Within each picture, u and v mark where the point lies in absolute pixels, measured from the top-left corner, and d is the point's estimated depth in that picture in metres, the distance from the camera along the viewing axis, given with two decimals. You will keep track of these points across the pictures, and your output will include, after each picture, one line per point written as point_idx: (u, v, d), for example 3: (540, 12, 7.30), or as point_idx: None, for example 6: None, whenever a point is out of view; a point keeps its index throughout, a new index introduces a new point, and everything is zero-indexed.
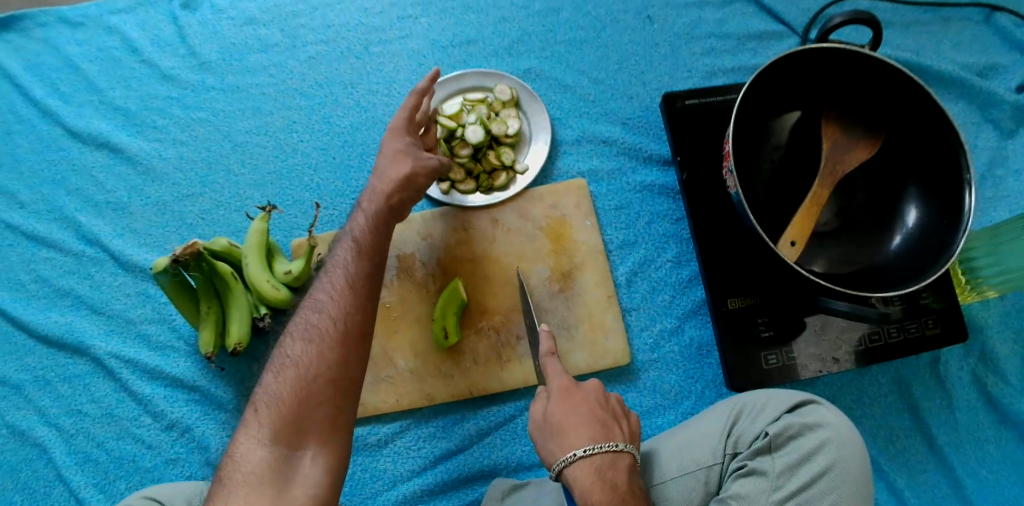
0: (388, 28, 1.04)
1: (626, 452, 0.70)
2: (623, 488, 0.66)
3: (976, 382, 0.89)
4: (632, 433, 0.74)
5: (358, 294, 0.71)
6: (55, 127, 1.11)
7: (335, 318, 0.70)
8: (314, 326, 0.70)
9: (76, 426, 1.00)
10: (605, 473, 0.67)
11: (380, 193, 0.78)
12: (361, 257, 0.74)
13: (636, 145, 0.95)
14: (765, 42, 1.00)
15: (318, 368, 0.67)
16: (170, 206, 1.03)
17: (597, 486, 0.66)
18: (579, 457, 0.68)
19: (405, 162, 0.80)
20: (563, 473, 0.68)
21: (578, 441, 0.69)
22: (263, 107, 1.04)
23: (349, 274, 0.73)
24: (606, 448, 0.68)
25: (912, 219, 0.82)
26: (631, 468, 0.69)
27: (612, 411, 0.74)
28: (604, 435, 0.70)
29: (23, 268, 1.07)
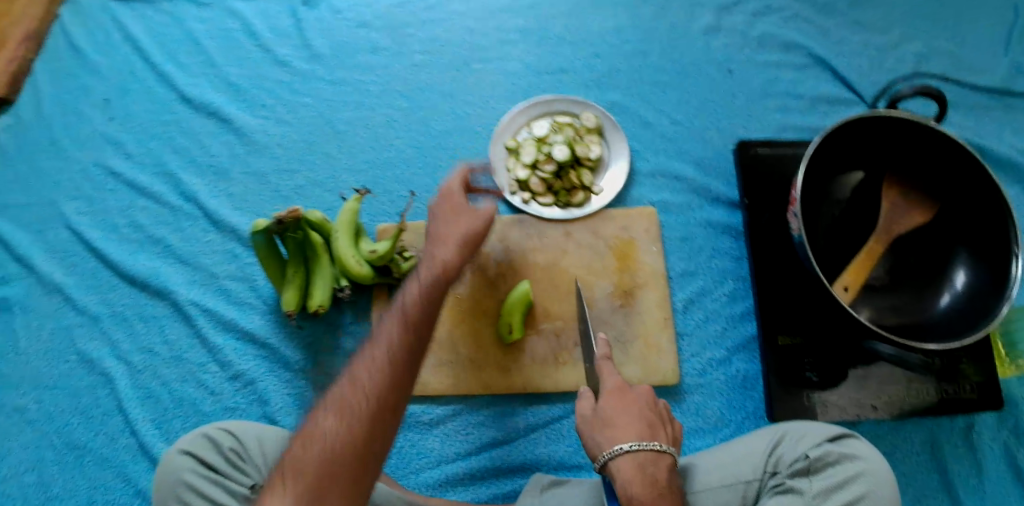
0: (490, 48, 1.14)
1: (669, 454, 0.73)
2: (662, 485, 0.69)
3: (1006, 455, 0.93)
4: (676, 439, 0.77)
5: (398, 372, 0.66)
6: (171, 91, 1.21)
7: (371, 394, 0.65)
8: (347, 402, 0.64)
9: (145, 363, 1.07)
10: (647, 468, 0.70)
11: (437, 262, 0.76)
12: (409, 329, 0.69)
13: (706, 185, 1.03)
14: (836, 107, 1.08)
15: (345, 443, 0.62)
16: (268, 178, 1.12)
17: (638, 480, 0.69)
18: (626, 451, 0.71)
19: (460, 231, 0.79)
20: (608, 464, 0.71)
21: (626, 435, 0.73)
22: (366, 102, 1.14)
23: (393, 343, 0.68)
24: (652, 445, 0.72)
25: (961, 282, 0.88)
26: (671, 468, 0.72)
27: (660, 415, 0.77)
28: (650, 434, 0.73)
29: (120, 213, 1.16)
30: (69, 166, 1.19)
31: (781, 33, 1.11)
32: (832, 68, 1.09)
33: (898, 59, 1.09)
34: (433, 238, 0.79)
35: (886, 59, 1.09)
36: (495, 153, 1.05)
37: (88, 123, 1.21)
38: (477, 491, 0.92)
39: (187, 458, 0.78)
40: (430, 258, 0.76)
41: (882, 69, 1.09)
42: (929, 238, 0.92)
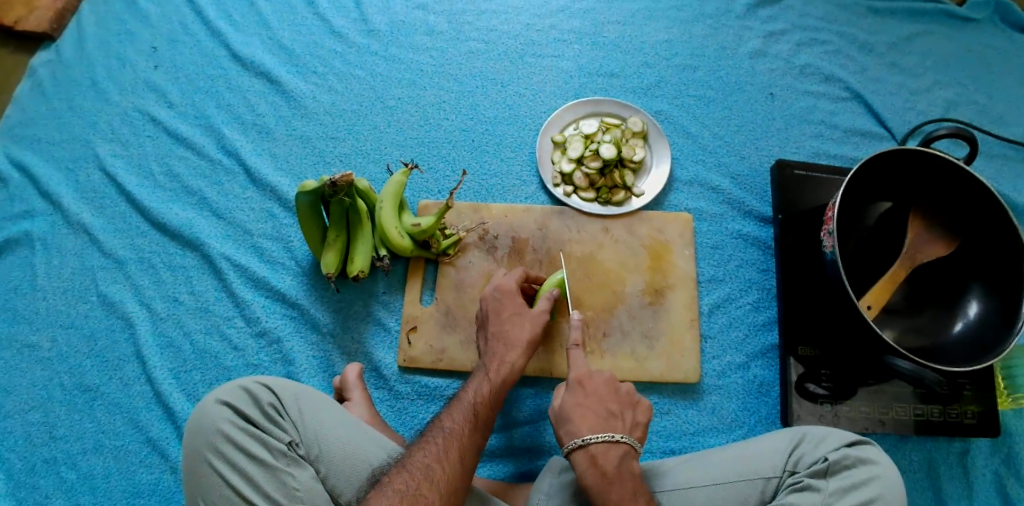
0: (544, 45, 1.18)
1: (623, 442, 0.78)
2: (611, 472, 0.76)
3: (997, 483, 0.97)
4: (640, 426, 0.82)
5: (466, 471, 0.76)
6: (220, 48, 1.22)
7: (442, 489, 0.73)
8: (421, 492, 0.72)
9: (168, 311, 1.06)
10: (597, 460, 0.76)
11: (506, 362, 0.88)
12: (489, 398, 0.84)
13: (740, 198, 1.07)
14: (867, 140, 1.13)
15: (441, 473, 0.74)
16: (313, 142, 1.14)
17: (591, 471, 0.76)
18: (581, 444, 0.77)
19: (523, 323, 0.91)
20: (571, 456, 0.78)
21: (582, 429, 0.79)
22: (418, 81, 1.16)
23: (462, 440, 0.78)
24: (604, 438, 0.77)
25: (973, 313, 0.93)
26: (622, 455, 0.77)
27: (622, 402, 0.83)
28: (605, 427, 0.79)
29: (157, 160, 1.15)
30: (108, 108, 1.19)
31: (821, 65, 1.18)
32: (866, 103, 1.16)
33: (930, 102, 1.16)
34: (501, 338, 0.90)
35: (918, 101, 1.16)
36: (542, 144, 1.09)
37: (132, 69, 1.21)
38: (496, 467, 0.95)
39: (225, 409, 0.75)
40: (495, 358, 0.88)
41: (912, 110, 1.16)
42: (947, 270, 0.97)
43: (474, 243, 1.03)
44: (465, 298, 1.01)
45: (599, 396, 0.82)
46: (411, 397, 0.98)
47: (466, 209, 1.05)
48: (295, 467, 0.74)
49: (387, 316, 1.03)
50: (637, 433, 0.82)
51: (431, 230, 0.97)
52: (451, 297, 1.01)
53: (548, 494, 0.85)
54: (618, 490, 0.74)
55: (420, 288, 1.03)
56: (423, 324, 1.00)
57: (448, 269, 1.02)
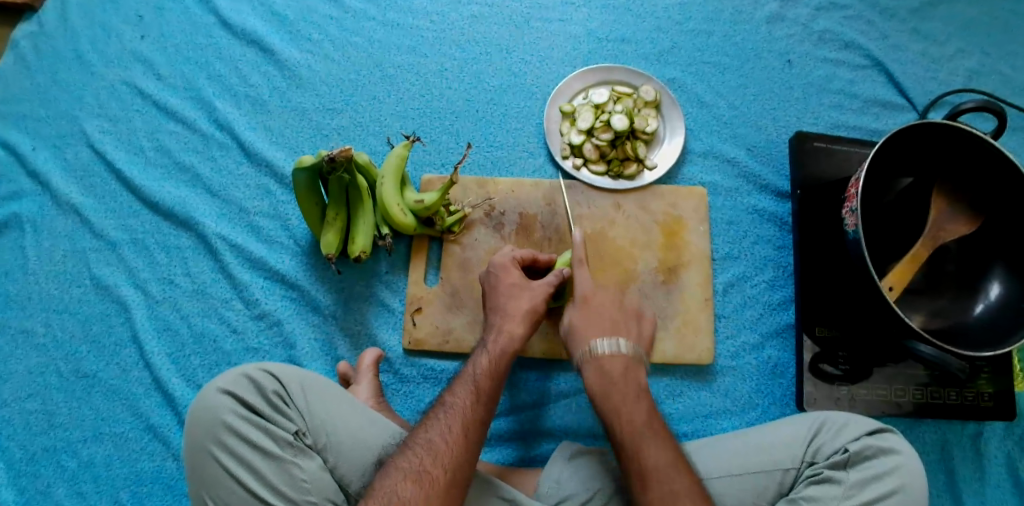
0: (552, 8, 1.11)
1: (629, 350, 0.81)
2: (616, 377, 0.79)
3: (1010, 464, 0.97)
4: (647, 338, 0.84)
5: (473, 442, 0.74)
6: (209, 14, 1.14)
7: (446, 461, 0.72)
8: (426, 468, 0.71)
9: (164, 294, 1.03)
10: (603, 365, 0.80)
11: (507, 334, 0.84)
12: (492, 370, 0.81)
13: (756, 172, 1.03)
14: (887, 111, 1.09)
15: (445, 448, 0.73)
16: (309, 114, 1.08)
17: (596, 376, 0.80)
18: (590, 353, 0.80)
19: (523, 299, 0.88)
20: (580, 364, 0.81)
21: (595, 337, 0.82)
22: (419, 47, 1.10)
23: (465, 414, 0.76)
24: (612, 345, 0.80)
25: (994, 294, 0.91)
26: (628, 365, 0.80)
27: (629, 311, 0.85)
28: (614, 335, 0.82)
29: (146, 135, 1.10)
30: (93, 82, 1.12)
31: (841, 31, 1.12)
32: (887, 72, 1.11)
33: (952, 71, 1.11)
34: (498, 311, 0.87)
35: (941, 69, 1.11)
36: (550, 114, 1.04)
37: (116, 39, 1.13)
38: (504, 451, 0.94)
39: (227, 398, 0.73)
40: (497, 330, 0.85)
41: (935, 79, 1.11)
42: (968, 250, 0.94)
43: (480, 220, 0.99)
44: (472, 278, 0.97)
45: (605, 306, 0.85)
46: (418, 381, 0.96)
47: (472, 185, 1.00)
48: (302, 458, 0.73)
49: (391, 297, 0.99)
50: (645, 344, 0.84)
51: (434, 206, 0.93)
52: (458, 277, 0.97)
53: (561, 482, 0.83)
54: (620, 393, 0.77)
55: (424, 268, 0.99)
56: (428, 305, 0.97)
57: (453, 248, 0.98)
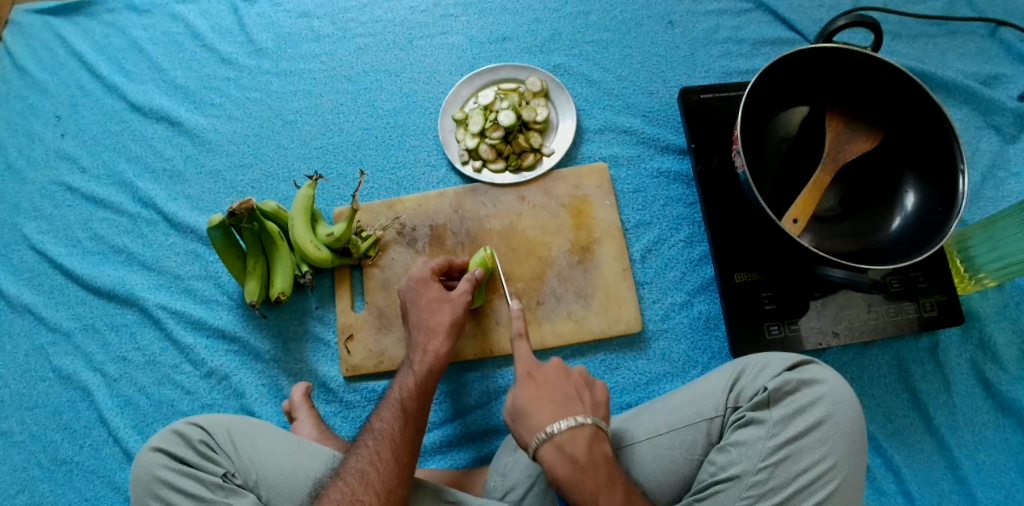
0: (432, 24, 1.14)
1: (588, 424, 0.73)
2: (584, 461, 0.71)
3: (975, 371, 0.94)
4: (602, 404, 0.78)
5: (403, 464, 0.76)
6: (119, 101, 1.20)
7: (382, 489, 0.73)
8: (358, 497, 0.72)
9: (120, 372, 1.08)
10: (565, 449, 0.72)
11: (429, 352, 0.86)
12: (416, 391, 0.83)
13: (654, 135, 1.04)
14: (778, 48, 1.09)
15: (373, 475, 0.74)
16: (223, 174, 1.13)
17: (563, 464, 0.71)
18: (547, 438, 0.73)
19: (439, 311, 0.89)
20: (538, 453, 0.73)
21: (544, 420, 0.74)
22: (314, 89, 1.14)
23: (393, 438, 0.78)
24: (567, 425, 0.72)
25: (911, 203, 0.89)
26: (591, 437, 0.73)
27: (577, 384, 0.78)
28: (566, 412, 0.74)
29: (81, 227, 1.15)
30: (25, 188, 1.18)
31: None
32: (771, 10, 1.10)
33: None
34: (420, 326, 0.88)
35: None
36: (444, 125, 1.06)
37: (40, 142, 1.20)
38: (456, 456, 0.94)
39: (159, 454, 0.78)
40: (419, 348, 0.87)
41: (821, 6, 1.10)
42: (876, 165, 0.92)
43: (394, 239, 1.01)
44: (394, 296, 1.01)
45: (553, 383, 0.78)
46: (362, 404, 0.99)
47: (380, 207, 1.03)
48: (233, 497, 0.76)
49: (325, 330, 1.03)
50: (600, 410, 0.77)
51: (345, 237, 0.96)
52: (382, 298, 1.01)
53: (506, 475, 0.85)
54: (593, 480, 0.70)
55: (350, 296, 1.02)
56: (360, 331, 1.00)
57: (373, 271, 1.01)
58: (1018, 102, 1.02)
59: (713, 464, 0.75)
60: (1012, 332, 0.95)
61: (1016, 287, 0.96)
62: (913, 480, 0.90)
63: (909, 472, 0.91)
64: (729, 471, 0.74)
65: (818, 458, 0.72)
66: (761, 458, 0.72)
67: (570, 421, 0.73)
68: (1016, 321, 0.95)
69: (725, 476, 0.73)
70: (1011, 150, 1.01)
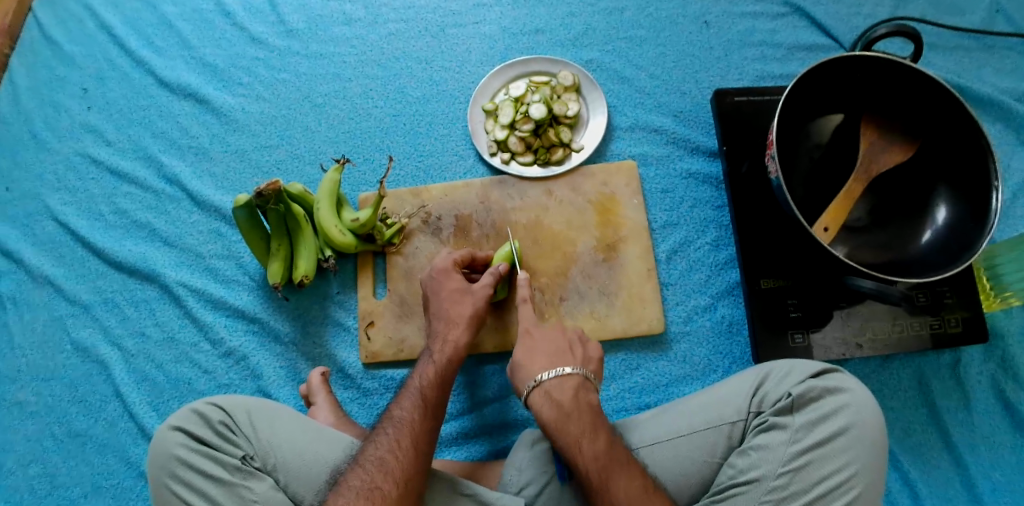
0: (464, 13, 1.14)
1: (576, 375, 0.78)
2: (569, 406, 0.75)
3: (996, 390, 0.94)
4: (595, 360, 0.82)
5: (423, 454, 0.75)
6: (147, 76, 1.20)
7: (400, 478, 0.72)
8: (377, 485, 0.71)
9: (138, 347, 1.08)
10: (552, 394, 0.76)
11: (450, 343, 0.86)
12: (436, 381, 0.82)
13: (685, 136, 1.03)
14: (813, 54, 1.08)
15: (392, 464, 0.73)
16: (248, 154, 1.12)
17: (548, 406, 0.76)
18: (536, 384, 0.77)
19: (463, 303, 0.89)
20: (529, 399, 0.78)
21: (536, 368, 0.79)
22: (343, 73, 1.14)
23: (413, 427, 0.77)
24: (555, 372, 0.77)
25: (942, 217, 0.89)
26: (577, 387, 0.77)
27: (570, 341, 0.83)
28: (556, 361, 0.79)
29: (104, 201, 1.15)
30: (51, 158, 1.18)
31: None
32: (807, 15, 1.09)
33: (876, 3, 1.10)
34: (441, 317, 0.88)
35: (864, 4, 1.09)
36: (473, 115, 1.05)
37: (67, 114, 1.20)
38: (471, 449, 0.95)
39: (178, 433, 0.78)
40: (440, 338, 0.87)
41: (859, 13, 1.09)
42: (909, 177, 0.91)
43: (419, 228, 1.01)
44: (416, 284, 1.00)
45: (550, 339, 0.82)
46: (380, 392, 0.99)
47: (406, 195, 1.03)
48: (252, 480, 0.76)
49: (345, 316, 1.03)
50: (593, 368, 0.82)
51: (370, 223, 0.96)
52: (404, 286, 1.00)
53: (521, 469, 0.85)
54: (577, 423, 0.73)
55: (372, 282, 1.02)
56: (380, 318, 1.00)
57: (396, 259, 1.01)
58: None
59: (733, 467, 0.75)
60: None
61: None
62: (929, 497, 0.90)
63: (926, 488, 0.90)
64: (749, 474, 0.73)
65: (839, 466, 0.71)
66: (781, 463, 0.72)
67: (558, 367, 0.78)
68: None
69: (744, 480, 0.73)
70: None
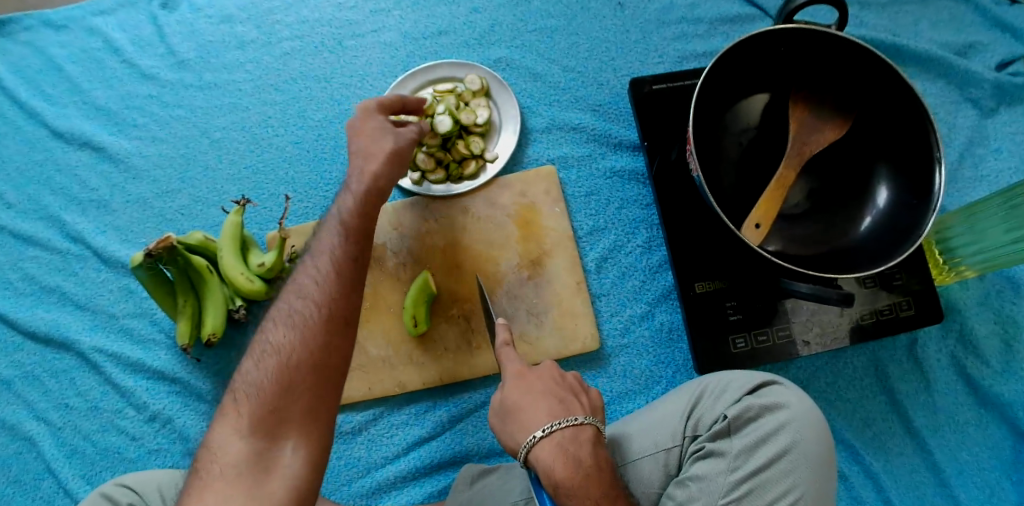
0: (361, 22, 1.05)
1: (590, 424, 0.66)
2: (589, 465, 0.64)
3: (956, 366, 0.88)
4: (598, 408, 0.71)
5: (346, 284, 0.68)
6: (40, 127, 1.12)
7: (320, 313, 0.66)
8: (296, 312, 0.66)
9: (64, 419, 1.02)
10: (568, 449, 0.64)
11: (365, 175, 0.75)
12: (360, 215, 0.73)
13: (605, 131, 0.96)
14: (736, 26, 0.99)
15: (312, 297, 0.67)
16: (151, 202, 1.06)
17: (564, 463, 0.63)
18: (539, 437, 0.64)
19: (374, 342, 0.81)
20: (531, 454, 0.64)
21: (538, 422, 0.66)
22: (240, 103, 1.06)
23: (338, 255, 0.69)
24: (569, 423, 0.65)
25: (884, 198, 0.81)
26: (596, 442, 0.66)
27: (572, 387, 0.70)
28: (565, 410, 0.67)
29: (11, 267, 1.08)
30: None
31: None
32: None
33: None
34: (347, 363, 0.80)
35: None
36: None
37: None
38: (411, 492, 0.89)
39: None
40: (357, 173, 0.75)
41: None
42: (845, 154, 0.84)
43: None
44: None
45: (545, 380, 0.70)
46: None
47: (315, 229, 0.97)
48: None
49: None
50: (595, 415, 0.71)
51: (278, 265, 0.90)
52: None
53: None
54: (597, 486, 0.63)
55: None
56: None
57: None
58: (997, 73, 0.93)
59: (672, 499, 0.69)
60: (995, 322, 0.88)
61: (998, 274, 0.89)
62: (892, 488, 0.85)
63: (889, 480, 0.85)
64: None
65: (783, 491, 0.66)
66: (721, 493, 0.67)
67: (582, 417, 0.66)
68: (999, 309, 0.88)
69: None
70: (990, 124, 0.92)
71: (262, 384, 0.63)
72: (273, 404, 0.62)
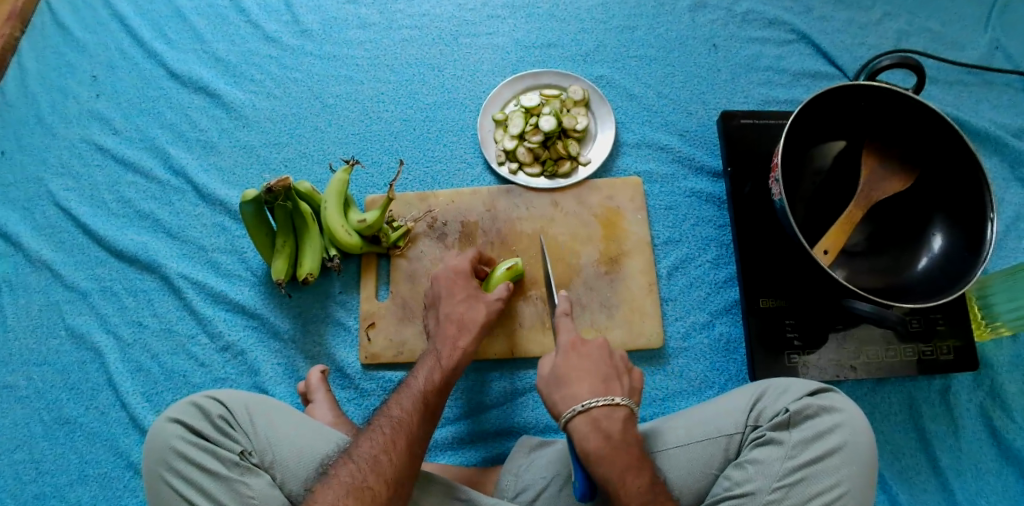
0: (477, 23, 1.15)
1: (625, 405, 0.74)
2: (617, 440, 0.72)
3: (984, 417, 0.95)
4: (637, 389, 0.79)
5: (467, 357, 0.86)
6: (158, 67, 1.20)
7: (429, 390, 0.80)
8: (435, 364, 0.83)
9: (135, 337, 1.07)
10: (600, 424, 0.72)
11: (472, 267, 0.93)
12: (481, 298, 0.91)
13: (689, 155, 1.05)
14: (817, 81, 1.10)
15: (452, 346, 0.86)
16: (256, 151, 1.13)
17: (595, 436, 0.72)
18: (580, 409, 0.73)
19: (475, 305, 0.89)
20: (570, 422, 0.73)
21: (581, 394, 0.75)
22: (355, 76, 1.15)
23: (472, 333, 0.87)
24: (605, 401, 0.73)
25: (938, 245, 0.90)
26: (626, 421, 0.73)
27: (617, 367, 0.78)
28: (604, 390, 0.75)
29: (108, 188, 1.15)
30: (55, 143, 1.17)
31: (764, 10, 1.13)
32: (813, 43, 1.12)
33: (881, 35, 1.12)
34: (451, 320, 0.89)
35: (869, 35, 1.12)
36: (483, 124, 1.07)
37: (75, 100, 1.19)
38: (467, 454, 0.95)
39: (177, 426, 0.77)
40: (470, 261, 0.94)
41: (864, 45, 1.12)
42: (907, 204, 0.93)
43: (424, 232, 1.03)
44: (420, 288, 1.02)
45: (594, 360, 0.78)
46: (377, 393, 1.00)
47: (413, 199, 1.04)
48: (249, 476, 0.75)
49: (345, 315, 1.04)
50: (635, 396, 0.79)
51: (377, 224, 0.96)
52: (406, 289, 1.02)
53: (518, 474, 0.86)
54: (623, 458, 0.71)
55: (375, 284, 1.03)
56: (381, 319, 1.02)
57: (400, 261, 1.03)
58: None
59: (729, 479, 0.75)
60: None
61: None
62: None
63: None
64: (745, 486, 0.74)
65: (833, 482, 0.72)
66: (777, 477, 0.73)
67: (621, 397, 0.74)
68: None
69: (739, 492, 0.74)
70: None
71: (379, 455, 0.73)
72: (390, 476, 0.72)
